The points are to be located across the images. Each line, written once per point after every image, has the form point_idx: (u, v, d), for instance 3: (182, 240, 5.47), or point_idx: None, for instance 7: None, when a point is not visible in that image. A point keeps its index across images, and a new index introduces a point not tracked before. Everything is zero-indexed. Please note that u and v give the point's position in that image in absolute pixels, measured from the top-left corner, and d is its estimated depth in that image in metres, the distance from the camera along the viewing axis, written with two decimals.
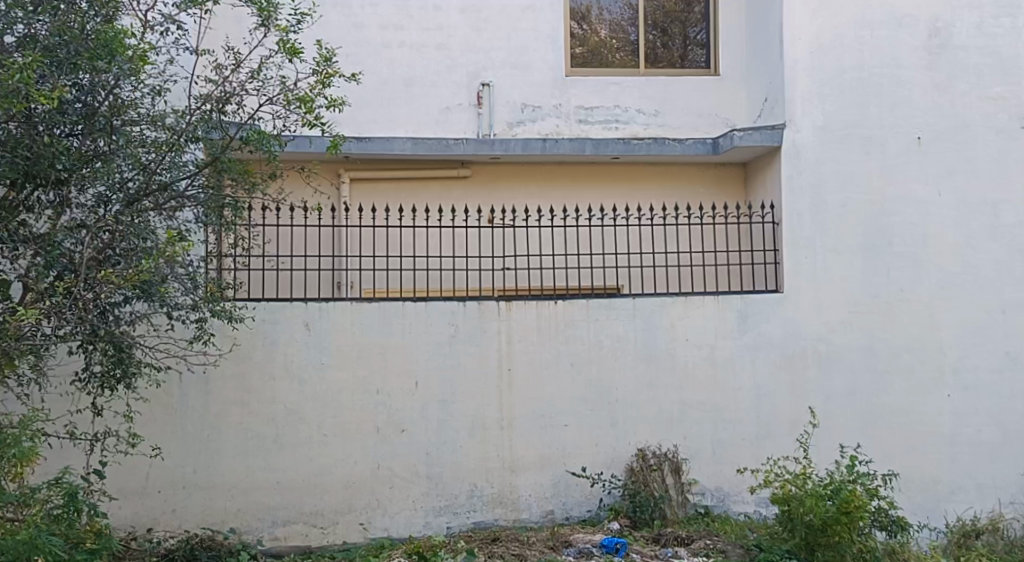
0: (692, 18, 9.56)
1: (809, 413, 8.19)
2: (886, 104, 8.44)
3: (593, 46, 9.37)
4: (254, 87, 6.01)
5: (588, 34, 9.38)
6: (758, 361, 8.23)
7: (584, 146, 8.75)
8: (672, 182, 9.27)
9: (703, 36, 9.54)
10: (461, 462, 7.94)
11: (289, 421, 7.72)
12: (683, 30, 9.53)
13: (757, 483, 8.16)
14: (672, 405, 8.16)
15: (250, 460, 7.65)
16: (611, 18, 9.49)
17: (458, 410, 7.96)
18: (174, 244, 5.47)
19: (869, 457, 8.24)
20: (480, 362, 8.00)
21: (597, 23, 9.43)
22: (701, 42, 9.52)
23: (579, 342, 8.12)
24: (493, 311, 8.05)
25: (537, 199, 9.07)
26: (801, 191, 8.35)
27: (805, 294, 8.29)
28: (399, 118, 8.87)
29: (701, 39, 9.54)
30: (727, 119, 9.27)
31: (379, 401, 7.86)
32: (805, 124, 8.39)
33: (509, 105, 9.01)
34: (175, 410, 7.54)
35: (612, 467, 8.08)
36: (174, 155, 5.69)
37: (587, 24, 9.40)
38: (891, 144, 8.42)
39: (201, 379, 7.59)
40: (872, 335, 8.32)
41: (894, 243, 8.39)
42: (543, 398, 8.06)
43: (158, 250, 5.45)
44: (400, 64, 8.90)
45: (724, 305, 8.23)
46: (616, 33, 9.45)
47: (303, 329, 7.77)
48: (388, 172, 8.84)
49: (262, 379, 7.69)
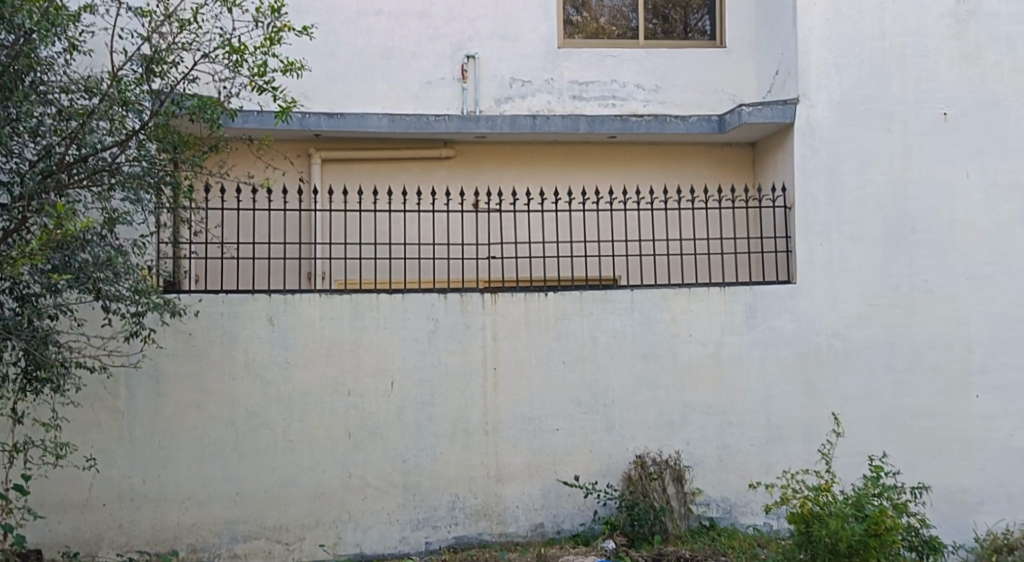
0: (694, 5, 8.75)
1: (832, 421, 7.46)
2: (909, 77, 7.69)
3: (591, 33, 8.60)
4: (188, 42, 5.16)
5: (586, 21, 8.61)
6: (768, 359, 7.49)
7: (578, 124, 7.99)
8: (674, 164, 8.52)
9: (706, 24, 8.72)
10: (440, 471, 7.21)
11: (251, 425, 6.98)
12: (683, 17, 8.73)
13: (773, 500, 7.46)
14: (673, 409, 7.42)
15: (207, 468, 6.91)
16: (611, 4, 8.70)
17: (438, 414, 7.22)
18: (74, 222, 4.59)
19: (894, 469, 7.50)
20: (463, 360, 7.26)
21: (596, 10, 8.66)
22: (703, 30, 8.70)
23: (571, 339, 7.37)
24: (477, 304, 7.30)
25: (526, 182, 8.32)
26: (817, 173, 7.61)
27: (820, 286, 7.55)
28: (376, 93, 8.10)
29: (703, 28, 8.71)
30: (734, 95, 8.51)
31: (350, 403, 7.11)
32: (820, 99, 7.64)
33: (496, 79, 8.25)
34: (122, 414, 6.80)
35: (608, 476, 7.35)
36: (99, 122, 4.93)
37: (586, 10, 8.63)
38: (914, 121, 7.67)
39: (152, 379, 6.85)
40: (893, 331, 7.58)
41: (917, 229, 7.64)
42: (531, 401, 7.32)
43: (60, 229, 4.59)
44: (377, 34, 8.13)
45: (731, 297, 7.49)
46: (615, 20, 8.67)
47: (266, 324, 7.02)
48: (363, 152, 8.06)
49: (220, 379, 6.94)
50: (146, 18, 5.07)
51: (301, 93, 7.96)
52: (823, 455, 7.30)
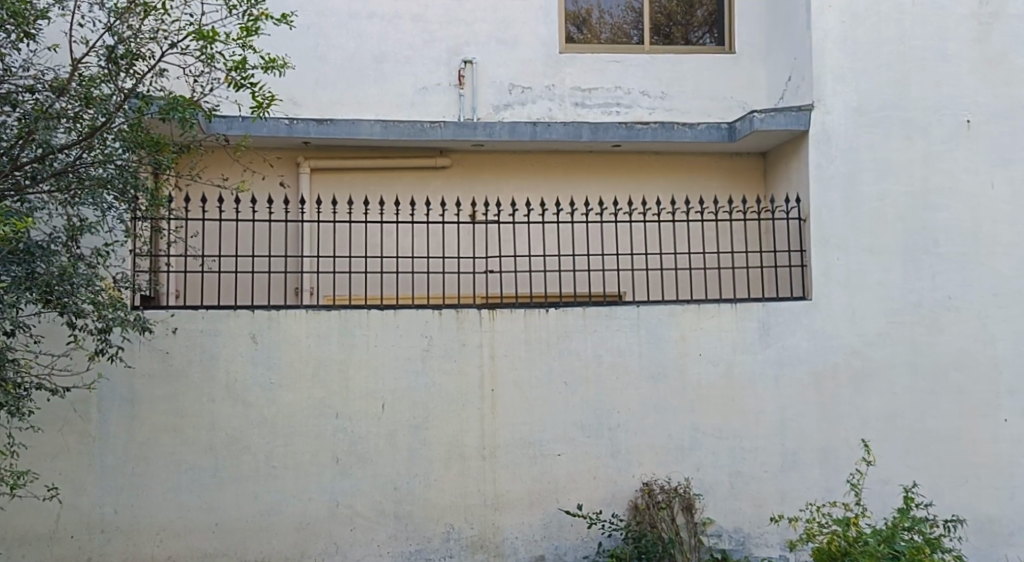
0: (694, 23, 8.36)
1: (863, 448, 7.01)
2: (929, 82, 7.30)
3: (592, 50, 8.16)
4: (158, 36, 4.77)
5: (588, 38, 8.20)
6: (783, 380, 7.05)
7: (582, 131, 7.57)
8: (681, 174, 8.11)
9: (707, 41, 8.32)
10: (435, 499, 6.74)
11: (231, 450, 6.52)
12: (685, 35, 8.32)
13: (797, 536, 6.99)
14: (683, 432, 6.97)
15: (184, 497, 6.44)
16: (613, 21, 8.29)
17: (432, 438, 6.76)
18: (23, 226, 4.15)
19: (927, 500, 7.04)
20: (458, 381, 6.81)
21: (597, 27, 8.25)
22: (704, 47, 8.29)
23: (574, 358, 6.92)
24: (473, 321, 6.86)
25: (526, 193, 7.91)
26: (833, 183, 7.20)
27: (838, 303, 7.12)
28: (369, 99, 7.71)
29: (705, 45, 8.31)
30: (744, 103, 8.13)
31: (338, 426, 6.66)
32: (836, 105, 7.25)
33: (494, 85, 7.87)
34: (92, 439, 6.36)
35: (613, 504, 6.89)
36: (57, 120, 4.52)
37: (587, 28, 8.22)
38: (935, 128, 7.28)
39: (126, 401, 6.40)
40: (915, 350, 7.14)
41: (940, 243, 7.23)
42: (531, 424, 6.86)
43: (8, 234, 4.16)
44: (370, 37, 7.74)
45: (744, 314, 7.06)
46: (618, 38, 8.24)
47: (248, 342, 6.59)
48: (354, 160, 7.65)
49: (199, 401, 6.50)
50: (113, 9, 4.68)
51: (290, 99, 7.58)
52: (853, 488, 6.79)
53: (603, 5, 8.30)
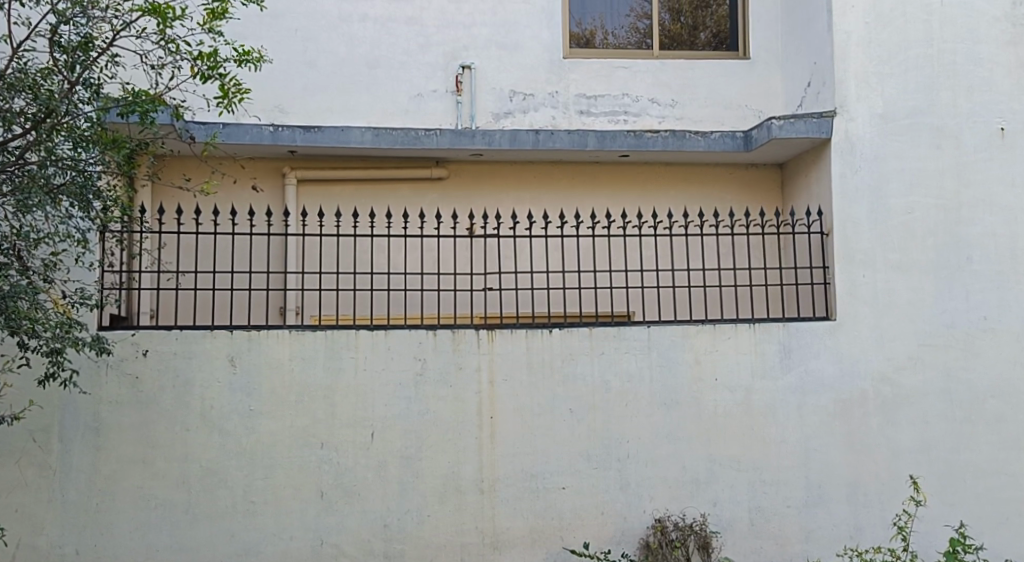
0: (699, 44, 7.85)
1: (912, 486, 6.46)
2: (960, 87, 6.82)
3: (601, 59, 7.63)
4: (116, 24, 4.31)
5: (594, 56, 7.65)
6: (806, 407, 6.50)
7: (587, 140, 7.07)
8: (693, 187, 7.62)
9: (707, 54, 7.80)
10: (428, 538, 6.17)
11: (206, 485, 5.97)
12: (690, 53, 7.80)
13: None
14: (698, 464, 6.41)
15: (152, 536, 5.88)
16: (618, 43, 7.78)
17: (426, 471, 6.20)
18: None
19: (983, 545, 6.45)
20: (454, 408, 6.26)
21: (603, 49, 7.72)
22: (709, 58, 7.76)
23: (580, 383, 6.38)
24: (471, 342, 6.33)
25: (528, 205, 7.43)
26: (857, 194, 6.69)
27: (865, 324, 6.59)
28: (360, 106, 7.23)
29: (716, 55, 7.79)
30: (760, 111, 7.67)
31: (323, 458, 6.11)
32: (861, 111, 6.76)
33: (494, 92, 7.40)
34: (53, 472, 5.82)
35: (622, 543, 6.31)
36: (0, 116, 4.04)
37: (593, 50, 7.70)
38: (967, 137, 6.79)
39: (90, 430, 5.87)
40: (949, 375, 6.60)
41: (974, 259, 6.70)
42: (533, 455, 6.30)
43: None
44: (363, 41, 7.28)
45: (763, 335, 6.52)
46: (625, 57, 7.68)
47: (226, 365, 6.06)
48: (345, 171, 7.15)
49: (171, 430, 5.96)
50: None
51: (276, 106, 7.11)
52: (903, 536, 6.24)
53: (607, 27, 7.80)
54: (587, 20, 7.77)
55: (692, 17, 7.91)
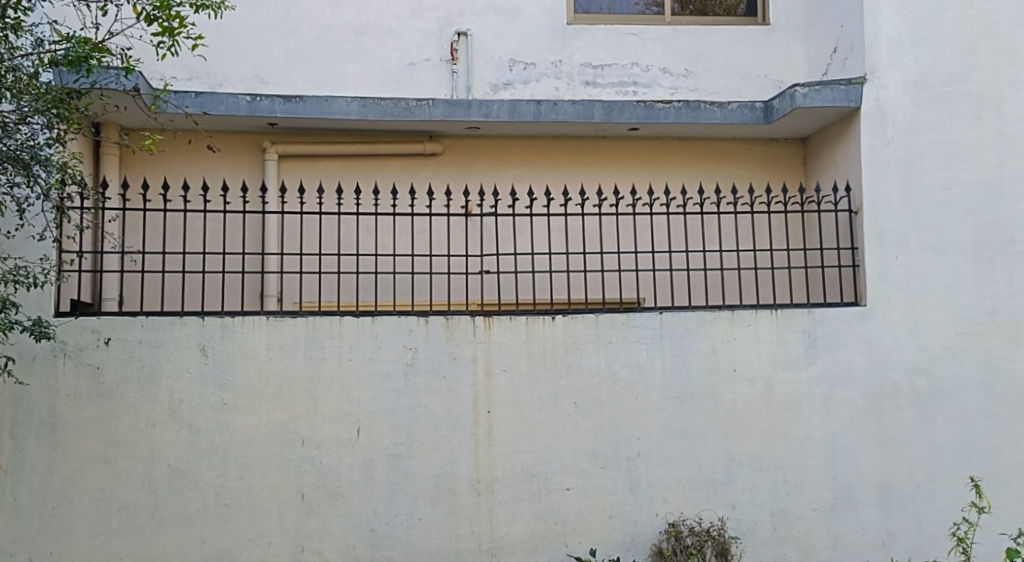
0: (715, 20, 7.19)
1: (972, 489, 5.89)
2: (1002, 51, 6.22)
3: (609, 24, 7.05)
4: None
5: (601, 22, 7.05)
6: (833, 401, 5.92)
7: (593, 112, 6.49)
8: (708, 163, 7.06)
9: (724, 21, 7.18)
10: (419, 544, 5.61)
11: (174, 486, 5.43)
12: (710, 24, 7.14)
13: None
14: (715, 463, 5.84)
15: (114, 543, 5.34)
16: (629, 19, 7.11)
17: (416, 471, 5.64)
18: None
19: None
20: (447, 401, 5.71)
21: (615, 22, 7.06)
22: (727, 23, 7.16)
23: (585, 374, 5.82)
24: (467, 330, 5.77)
25: (529, 183, 6.87)
26: (889, 168, 6.11)
27: (897, 310, 6.00)
28: (347, 76, 6.68)
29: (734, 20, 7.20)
30: (780, 81, 7.10)
31: (304, 457, 5.56)
32: (893, 78, 6.18)
33: (492, 61, 6.84)
34: (5, 472, 5.29)
35: (632, 550, 5.74)
36: None
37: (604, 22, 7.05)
38: (1010, 105, 6.19)
39: (45, 426, 5.33)
40: (991, 366, 6.01)
41: (1018, 239, 6.10)
42: (534, 453, 5.74)
43: None
44: (349, 6, 6.72)
45: (786, 323, 5.95)
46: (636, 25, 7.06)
47: (197, 355, 5.51)
48: (330, 145, 6.59)
49: (136, 427, 5.42)
50: None
51: (255, 76, 6.58)
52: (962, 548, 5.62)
53: (614, 9, 7.14)
54: (594, 8, 7.12)
55: (700, 4, 7.25)
